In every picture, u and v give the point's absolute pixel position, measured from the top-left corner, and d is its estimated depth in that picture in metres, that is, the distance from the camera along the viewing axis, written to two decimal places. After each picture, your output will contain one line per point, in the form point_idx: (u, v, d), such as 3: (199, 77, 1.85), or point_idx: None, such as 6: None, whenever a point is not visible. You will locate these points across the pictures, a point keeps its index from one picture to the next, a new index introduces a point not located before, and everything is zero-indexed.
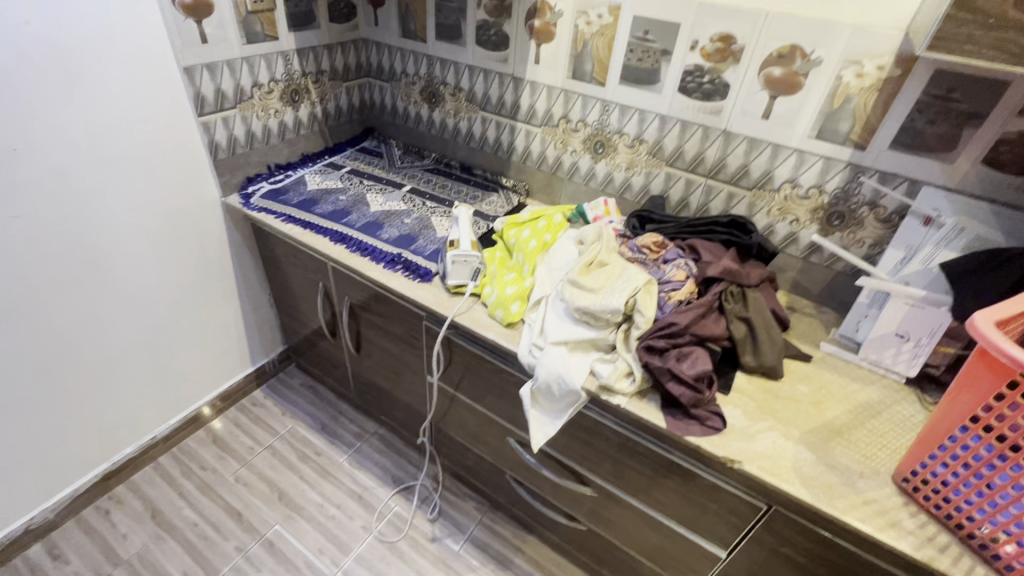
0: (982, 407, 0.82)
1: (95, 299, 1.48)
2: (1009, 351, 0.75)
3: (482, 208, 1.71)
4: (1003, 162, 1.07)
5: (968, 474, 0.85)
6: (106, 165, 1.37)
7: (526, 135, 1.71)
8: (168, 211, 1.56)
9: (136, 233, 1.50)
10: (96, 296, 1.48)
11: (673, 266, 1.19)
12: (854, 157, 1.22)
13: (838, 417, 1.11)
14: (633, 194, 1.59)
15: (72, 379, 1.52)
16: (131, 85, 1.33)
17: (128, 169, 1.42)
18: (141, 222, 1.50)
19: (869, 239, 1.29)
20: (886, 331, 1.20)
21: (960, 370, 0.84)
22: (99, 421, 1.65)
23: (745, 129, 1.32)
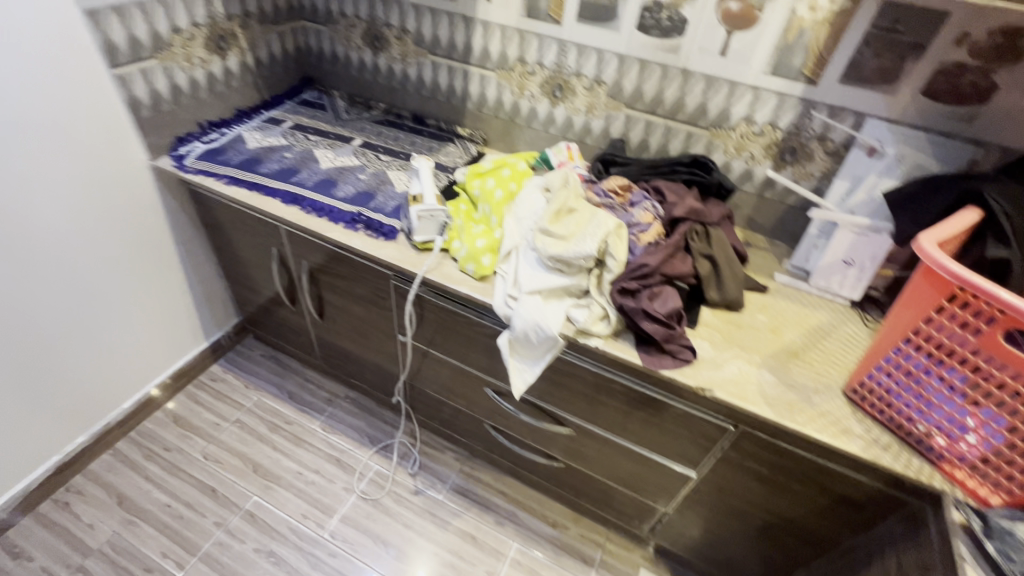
0: (924, 320, 0.90)
1: (18, 281, 1.33)
2: (950, 267, 0.82)
3: (439, 159, 1.65)
4: (940, 92, 1.14)
5: (909, 381, 0.96)
6: (8, 127, 1.19)
7: (480, 80, 1.64)
8: (89, 178, 1.40)
9: (56, 205, 1.35)
10: (19, 278, 1.33)
11: (640, 209, 1.20)
12: (806, 92, 1.25)
13: (793, 341, 1.20)
14: (593, 139, 1.58)
15: (4, 370, 1.39)
16: (22, 29, 1.14)
17: (36, 132, 1.25)
18: (60, 192, 1.35)
19: (818, 172, 1.35)
20: (834, 259, 1.27)
21: (904, 290, 0.91)
22: (40, 413, 1.53)
23: (703, 67, 1.32)
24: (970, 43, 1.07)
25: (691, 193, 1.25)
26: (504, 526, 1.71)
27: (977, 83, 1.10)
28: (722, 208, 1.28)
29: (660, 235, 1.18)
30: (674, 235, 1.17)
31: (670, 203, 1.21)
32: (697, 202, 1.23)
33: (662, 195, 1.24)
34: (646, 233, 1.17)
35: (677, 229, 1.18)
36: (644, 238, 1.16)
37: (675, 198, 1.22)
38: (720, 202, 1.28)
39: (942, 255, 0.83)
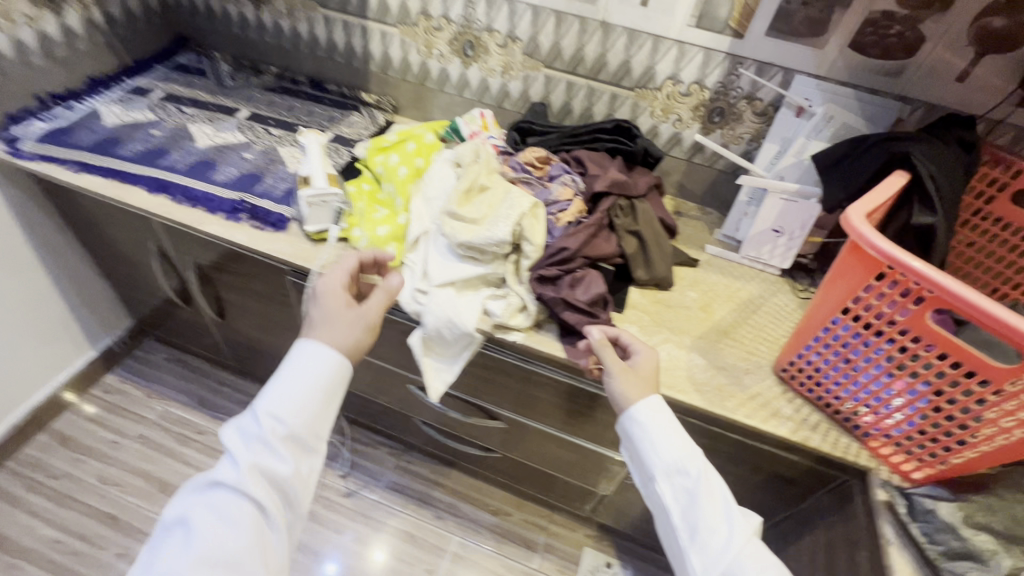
0: (852, 299, 0.85)
1: None
2: (879, 245, 0.75)
3: (341, 132, 1.45)
4: (867, 45, 1.06)
5: (838, 361, 0.91)
6: None
7: (381, 37, 1.43)
8: None
9: None
10: None
11: (559, 184, 1.08)
12: (733, 47, 1.15)
13: (724, 317, 1.14)
14: (512, 103, 1.43)
15: None
16: None
17: None
18: None
19: (747, 134, 1.27)
20: (764, 228, 1.21)
21: (832, 266, 0.86)
22: None
23: (623, 19, 1.19)
24: None
25: (614, 162, 1.14)
26: (444, 520, 1.64)
27: (904, 34, 1.03)
28: (648, 177, 1.17)
29: (581, 212, 1.07)
30: (596, 212, 1.06)
31: (591, 177, 1.09)
32: (621, 174, 1.12)
33: (583, 167, 1.12)
34: (566, 212, 1.05)
35: (600, 205, 1.07)
36: (564, 217, 1.05)
37: (597, 170, 1.11)
38: (646, 171, 1.18)
39: (872, 232, 0.76)
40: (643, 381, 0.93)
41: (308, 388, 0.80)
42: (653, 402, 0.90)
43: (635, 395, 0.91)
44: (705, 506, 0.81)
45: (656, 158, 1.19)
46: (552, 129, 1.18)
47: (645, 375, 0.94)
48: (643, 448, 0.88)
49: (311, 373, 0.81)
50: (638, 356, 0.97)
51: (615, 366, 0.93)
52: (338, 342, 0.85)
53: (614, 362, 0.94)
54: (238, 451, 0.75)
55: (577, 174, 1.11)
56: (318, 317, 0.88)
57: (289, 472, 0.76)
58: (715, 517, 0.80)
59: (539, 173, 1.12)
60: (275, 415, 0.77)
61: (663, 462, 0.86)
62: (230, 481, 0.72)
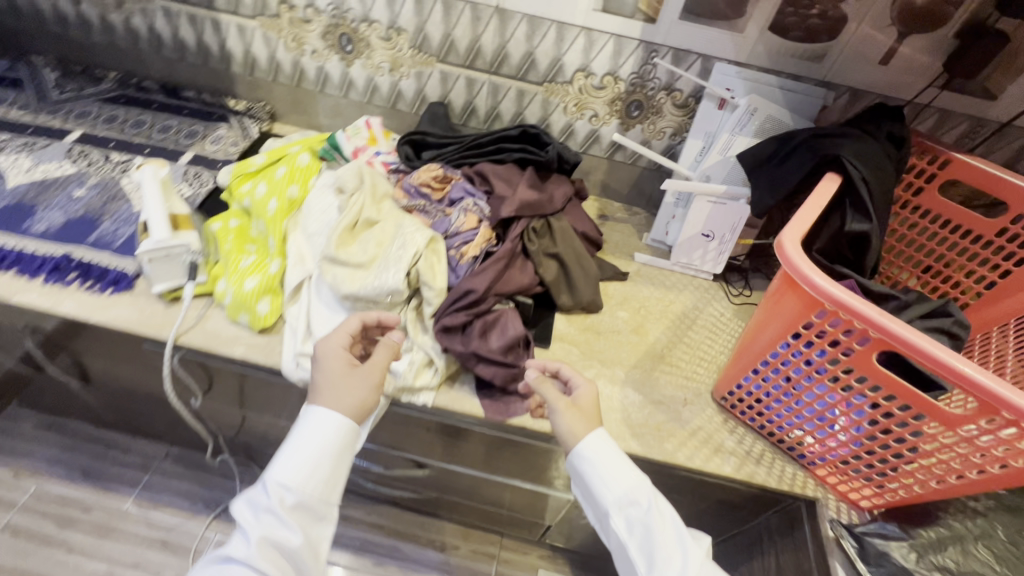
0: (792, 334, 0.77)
1: None
2: (818, 284, 0.67)
3: (203, 150, 1.21)
4: (789, 27, 0.95)
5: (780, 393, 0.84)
6: None
7: (238, 32, 1.18)
8: None
9: None
10: None
11: (461, 209, 0.91)
12: (646, 33, 1.01)
13: (658, 339, 1.04)
14: (407, 104, 1.23)
15: None
16: None
17: None
18: None
19: (669, 128, 1.15)
20: (693, 233, 1.11)
21: (770, 299, 0.77)
22: None
23: (522, 3, 1.01)
24: None
25: (523, 176, 0.98)
26: (385, 565, 1.51)
27: (827, 14, 0.93)
28: (564, 187, 1.03)
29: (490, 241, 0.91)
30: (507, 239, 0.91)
31: (498, 197, 0.93)
32: (532, 189, 0.97)
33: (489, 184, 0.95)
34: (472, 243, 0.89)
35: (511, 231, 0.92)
36: (470, 250, 0.88)
37: (504, 188, 0.95)
38: (562, 181, 1.03)
39: (810, 267, 0.67)
40: (586, 411, 0.81)
41: (316, 460, 0.72)
42: (600, 436, 0.79)
43: (580, 432, 0.79)
44: (659, 540, 0.73)
45: (572, 165, 1.05)
46: (449, 141, 1.01)
47: (587, 407, 0.81)
48: (592, 485, 0.77)
49: (320, 443, 0.72)
50: (577, 388, 0.83)
51: (557, 403, 0.79)
52: (346, 405, 0.74)
53: (557, 398, 0.81)
54: (248, 525, 0.70)
55: (482, 194, 0.95)
56: (319, 382, 0.76)
57: (300, 546, 0.69)
58: (671, 549, 0.73)
59: (437, 196, 0.95)
60: (282, 483, 0.70)
61: (614, 495, 0.77)
62: (239, 557, 0.66)
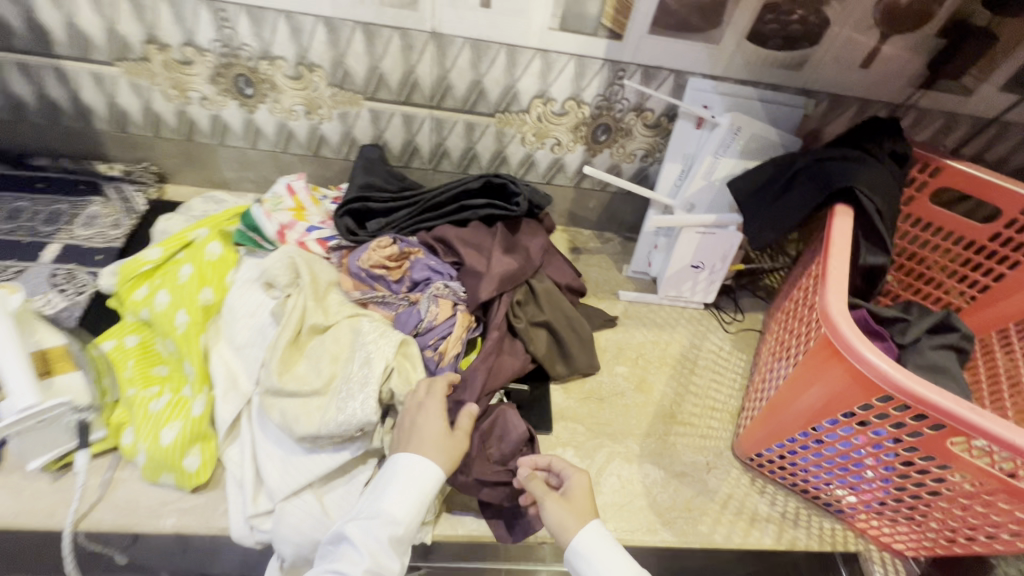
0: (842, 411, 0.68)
1: None
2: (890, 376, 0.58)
3: (72, 238, 0.94)
4: (768, 35, 0.85)
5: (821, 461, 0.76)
6: None
7: (94, 82, 0.90)
8: None
9: None
10: None
11: (430, 296, 0.75)
12: (611, 51, 0.86)
13: (664, 393, 0.94)
14: (333, 150, 1.02)
15: None
16: None
17: None
18: None
19: (640, 150, 1.03)
20: (682, 266, 1.01)
21: (815, 376, 0.68)
22: None
23: (463, 26, 0.83)
24: None
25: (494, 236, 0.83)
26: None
27: (807, 19, 0.83)
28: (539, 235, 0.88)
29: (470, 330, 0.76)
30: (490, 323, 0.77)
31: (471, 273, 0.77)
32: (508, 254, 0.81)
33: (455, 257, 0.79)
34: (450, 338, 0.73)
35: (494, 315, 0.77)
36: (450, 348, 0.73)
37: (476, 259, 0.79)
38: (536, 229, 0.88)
39: (874, 355, 0.58)
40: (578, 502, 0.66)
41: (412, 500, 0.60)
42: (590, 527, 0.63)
43: (571, 527, 0.64)
44: None
45: (543, 210, 0.90)
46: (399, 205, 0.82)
47: (580, 499, 0.66)
48: None
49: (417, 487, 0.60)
50: (567, 479, 0.68)
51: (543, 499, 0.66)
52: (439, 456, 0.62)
53: (543, 492, 0.67)
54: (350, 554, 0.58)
55: (451, 272, 0.78)
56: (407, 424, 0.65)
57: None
58: None
59: (394, 279, 0.77)
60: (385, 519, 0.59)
61: None
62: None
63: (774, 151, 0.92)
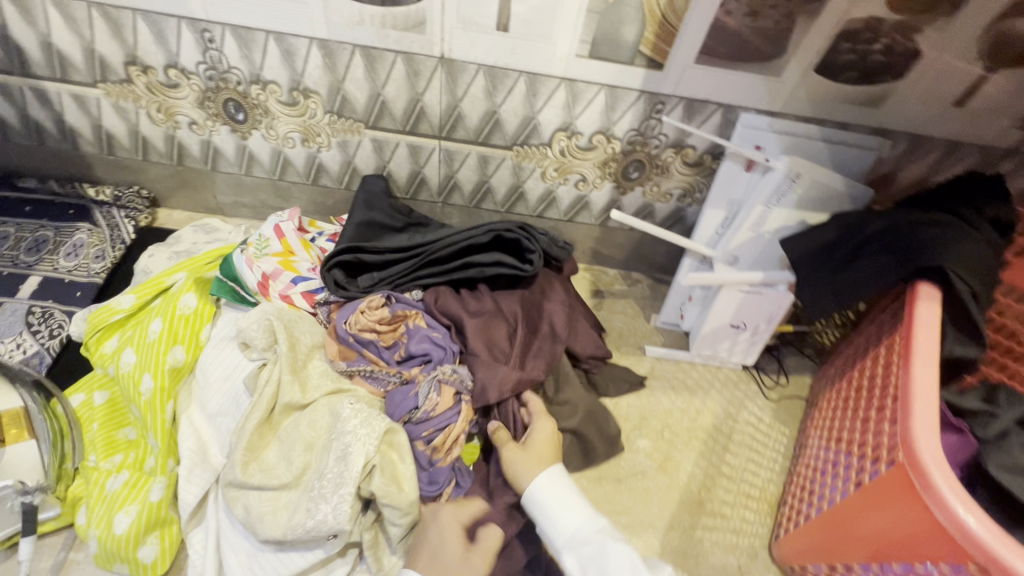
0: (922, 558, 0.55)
1: None
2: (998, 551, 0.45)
3: (53, 269, 0.88)
4: (841, 66, 0.70)
5: None
6: None
7: (77, 103, 0.83)
8: None
9: None
10: None
11: (433, 379, 0.64)
12: (649, 82, 0.74)
13: (692, 474, 0.82)
14: (333, 179, 0.93)
15: None
16: None
17: None
18: None
19: (676, 190, 0.90)
20: (719, 324, 0.88)
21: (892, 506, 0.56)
22: None
23: (476, 51, 0.72)
24: None
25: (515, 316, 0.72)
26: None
27: (893, 49, 0.68)
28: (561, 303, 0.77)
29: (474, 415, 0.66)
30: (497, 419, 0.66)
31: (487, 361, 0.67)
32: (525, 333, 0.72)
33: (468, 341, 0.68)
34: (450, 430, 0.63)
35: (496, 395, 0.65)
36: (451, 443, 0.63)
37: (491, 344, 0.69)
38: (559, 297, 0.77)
39: (975, 514, 0.46)
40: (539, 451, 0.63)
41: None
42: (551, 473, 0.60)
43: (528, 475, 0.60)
44: None
45: (561, 261, 0.81)
46: (398, 259, 0.72)
47: (541, 447, 0.63)
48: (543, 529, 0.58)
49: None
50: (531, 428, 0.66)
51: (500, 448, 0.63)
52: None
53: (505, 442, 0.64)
54: None
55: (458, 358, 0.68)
56: (429, 536, 0.58)
57: None
58: None
59: (388, 348, 0.68)
60: None
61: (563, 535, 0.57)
62: None
63: (838, 201, 0.77)
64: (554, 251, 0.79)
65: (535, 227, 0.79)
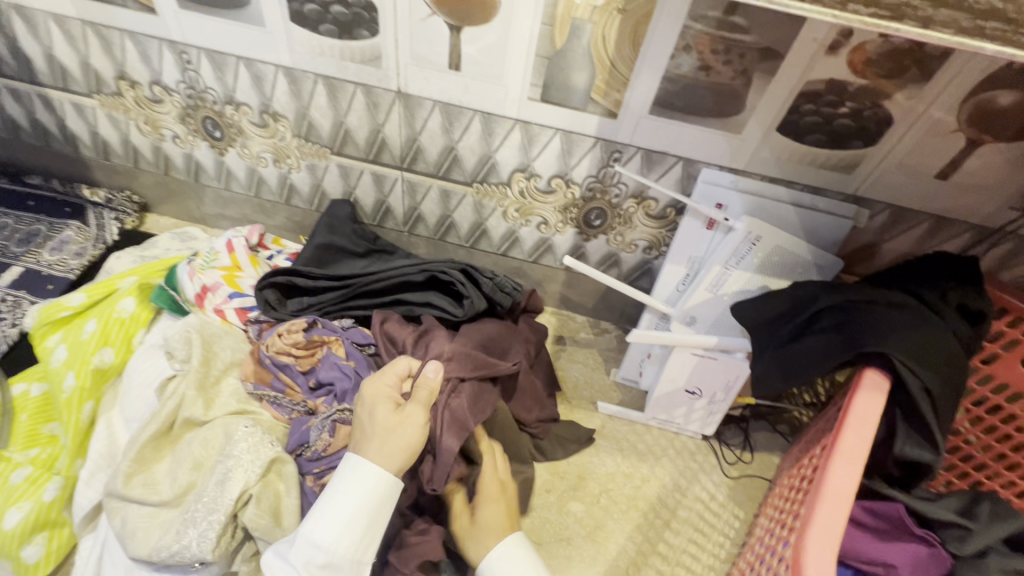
0: None
1: None
2: None
3: (36, 262, 0.93)
4: (805, 128, 0.66)
5: None
6: None
7: (77, 112, 0.89)
8: None
9: None
10: None
11: (329, 418, 0.62)
12: (603, 129, 0.72)
13: (623, 548, 0.76)
14: (304, 200, 0.95)
15: None
16: None
17: None
18: None
19: (641, 241, 0.86)
20: (673, 388, 0.82)
21: None
22: None
23: (431, 88, 0.72)
24: (851, 48, 0.58)
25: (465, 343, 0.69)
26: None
27: (861, 114, 0.64)
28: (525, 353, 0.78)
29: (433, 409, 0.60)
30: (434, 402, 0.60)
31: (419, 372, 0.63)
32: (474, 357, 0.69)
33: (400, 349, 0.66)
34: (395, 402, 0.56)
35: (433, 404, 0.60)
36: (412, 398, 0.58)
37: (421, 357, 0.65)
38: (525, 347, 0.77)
39: None
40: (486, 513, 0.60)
41: (350, 520, 0.50)
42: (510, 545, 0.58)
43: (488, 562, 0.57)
44: None
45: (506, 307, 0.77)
46: (329, 284, 0.72)
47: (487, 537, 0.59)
48: None
49: (360, 501, 0.50)
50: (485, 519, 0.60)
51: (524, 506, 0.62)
52: (395, 454, 0.52)
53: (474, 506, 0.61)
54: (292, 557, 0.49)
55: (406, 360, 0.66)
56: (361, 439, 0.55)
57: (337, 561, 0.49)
58: None
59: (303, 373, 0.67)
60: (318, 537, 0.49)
61: None
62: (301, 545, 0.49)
63: (803, 270, 0.72)
64: (498, 298, 0.76)
65: (481, 270, 0.77)
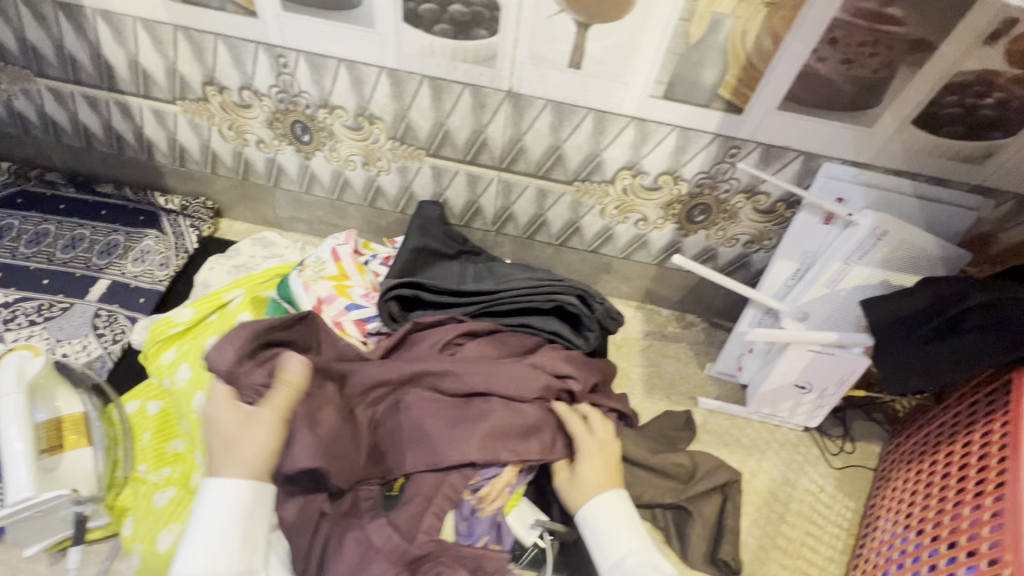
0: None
1: None
2: None
3: (121, 274, 0.91)
4: (943, 120, 0.64)
5: None
6: None
7: (157, 119, 0.86)
8: None
9: None
10: None
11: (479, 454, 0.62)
12: (724, 125, 0.70)
13: (744, 544, 0.77)
14: (389, 202, 0.93)
15: None
16: None
17: None
18: None
19: (743, 235, 0.85)
20: (783, 383, 0.82)
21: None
22: None
23: (545, 87, 0.70)
24: (1012, 38, 0.56)
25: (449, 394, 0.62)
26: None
27: (1007, 104, 0.62)
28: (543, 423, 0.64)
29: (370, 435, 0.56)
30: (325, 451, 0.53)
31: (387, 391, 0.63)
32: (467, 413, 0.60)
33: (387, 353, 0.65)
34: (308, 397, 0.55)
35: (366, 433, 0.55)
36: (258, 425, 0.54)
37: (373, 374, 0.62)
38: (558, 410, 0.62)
39: None
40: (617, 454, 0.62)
41: (221, 535, 0.49)
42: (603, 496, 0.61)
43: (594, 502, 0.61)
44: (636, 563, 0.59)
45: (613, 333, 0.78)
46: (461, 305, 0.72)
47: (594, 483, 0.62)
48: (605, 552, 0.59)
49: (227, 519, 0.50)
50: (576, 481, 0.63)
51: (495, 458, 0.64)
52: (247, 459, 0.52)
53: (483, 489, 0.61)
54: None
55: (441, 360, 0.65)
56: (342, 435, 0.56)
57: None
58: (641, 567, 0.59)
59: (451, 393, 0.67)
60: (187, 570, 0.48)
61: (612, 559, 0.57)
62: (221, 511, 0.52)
63: (928, 264, 0.71)
64: (607, 324, 0.77)
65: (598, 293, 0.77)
